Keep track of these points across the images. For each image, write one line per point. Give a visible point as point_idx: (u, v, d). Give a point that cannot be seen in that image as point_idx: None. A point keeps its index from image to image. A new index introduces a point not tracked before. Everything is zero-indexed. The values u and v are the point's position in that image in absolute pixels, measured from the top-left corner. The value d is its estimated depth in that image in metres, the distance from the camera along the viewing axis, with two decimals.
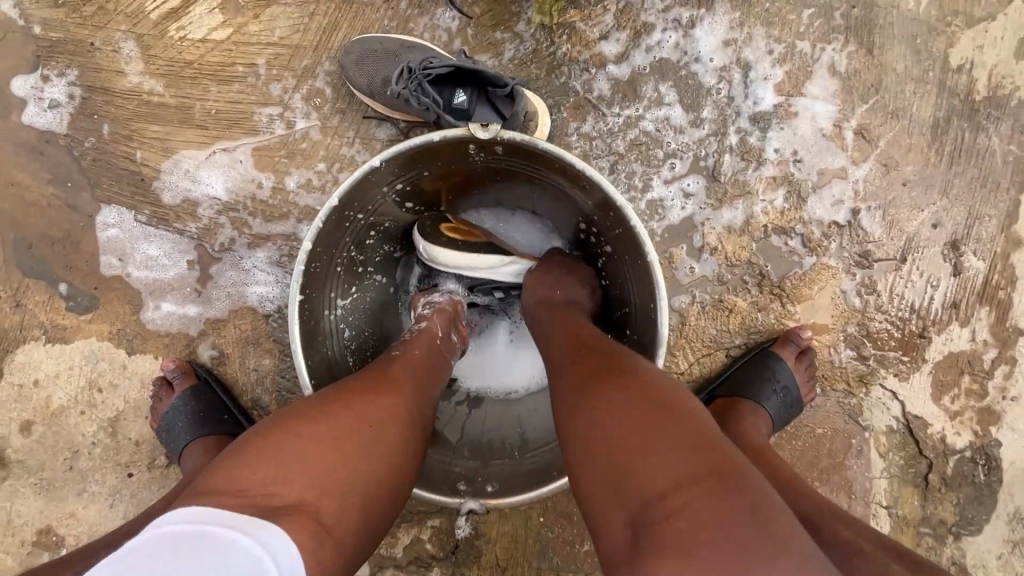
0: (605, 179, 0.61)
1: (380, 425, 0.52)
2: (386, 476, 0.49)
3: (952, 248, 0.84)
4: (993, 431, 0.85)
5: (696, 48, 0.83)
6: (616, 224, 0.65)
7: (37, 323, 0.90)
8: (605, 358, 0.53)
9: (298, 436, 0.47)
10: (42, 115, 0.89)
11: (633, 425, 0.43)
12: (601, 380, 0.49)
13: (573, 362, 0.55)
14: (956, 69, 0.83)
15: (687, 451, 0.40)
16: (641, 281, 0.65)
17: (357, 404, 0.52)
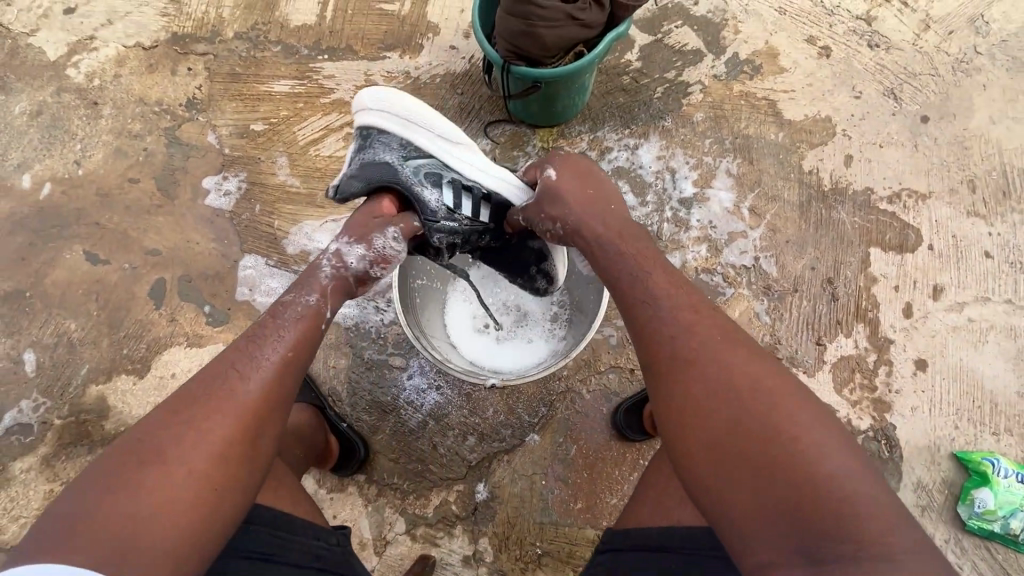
0: None
1: (197, 455, 0.66)
2: (205, 502, 0.65)
3: (828, 282, 1.21)
4: (887, 417, 1.13)
5: (641, 160, 1.31)
6: None
7: (183, 333, 1.27)
8: (711, 347, 0.73)
9: (107, 494, 0.61)
10: (219, 199, 1.37)
11: (754, 404, 0.66)
12: (717, 368, 0.71)
13: (683, 343, 0.75)
14: (809, 172, 1.29)
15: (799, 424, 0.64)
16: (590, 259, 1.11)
17: (179, 448, 0.66)
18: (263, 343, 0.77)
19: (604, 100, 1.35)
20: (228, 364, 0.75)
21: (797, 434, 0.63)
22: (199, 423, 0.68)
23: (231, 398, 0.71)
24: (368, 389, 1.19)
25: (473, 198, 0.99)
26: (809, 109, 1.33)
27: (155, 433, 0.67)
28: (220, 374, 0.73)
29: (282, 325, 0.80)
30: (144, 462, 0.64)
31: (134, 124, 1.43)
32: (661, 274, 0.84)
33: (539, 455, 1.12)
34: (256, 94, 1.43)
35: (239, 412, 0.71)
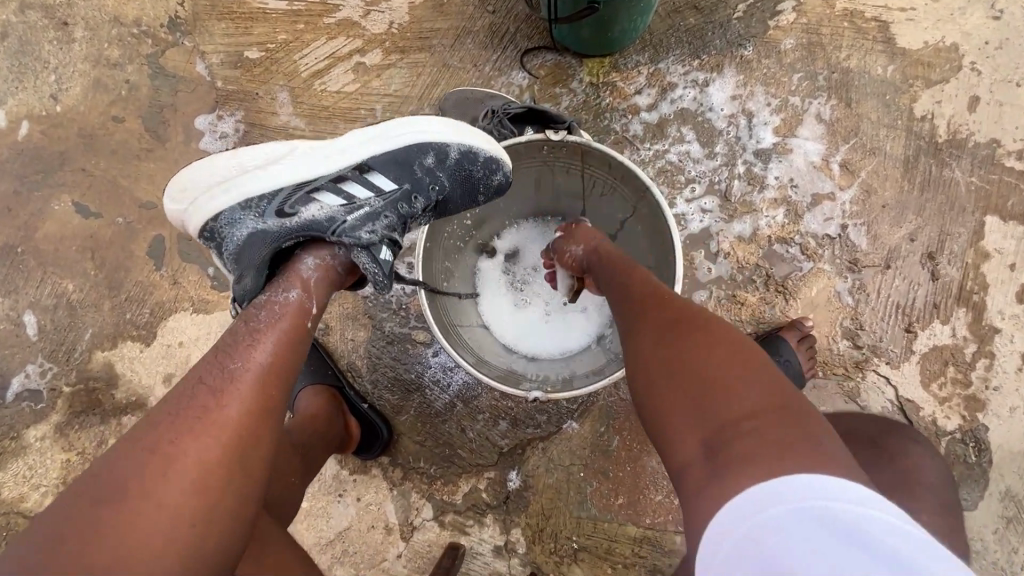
0: (635, 166, 0.81)
1: (174, 493, 0.52)
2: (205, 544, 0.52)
3: (928, 258, 1.02)
4: (979, 417, 0.98)
5: (710, 101, 1.08)
6: (645, 204, 0.84)
7: (188, 297, 1.16)
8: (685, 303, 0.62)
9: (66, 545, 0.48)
10: (215, 143, 1.19)
11: (716, 354, 0.54)
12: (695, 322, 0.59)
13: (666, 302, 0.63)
14: (920, 118, 1.05)
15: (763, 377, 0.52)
16: (664, 245, 0.84)
17: (147, 487, 0.51)
18: (250, 339, 0.61)
19: (669, 21, 1.09)
20: (196, 378, 0.59)
21: (730, 377, 0.52)
22: (166, 449, 0.53)
23: (204, 417, 0.56)
24: (391, 364, 1.08)
25: (341, 181, 0.75)
26: (932, 34, 1.06)
27: (116, 468, 0.52)
28: (189, 390, 0.58)
29: (258, 324, 0.63)
30: (104, 502, 0.50)
31: (111, 50, 1.23)
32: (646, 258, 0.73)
33: (577, 445, 1.02)
34: (249, 13, 1.20)
35: (220, 434, 0.55)
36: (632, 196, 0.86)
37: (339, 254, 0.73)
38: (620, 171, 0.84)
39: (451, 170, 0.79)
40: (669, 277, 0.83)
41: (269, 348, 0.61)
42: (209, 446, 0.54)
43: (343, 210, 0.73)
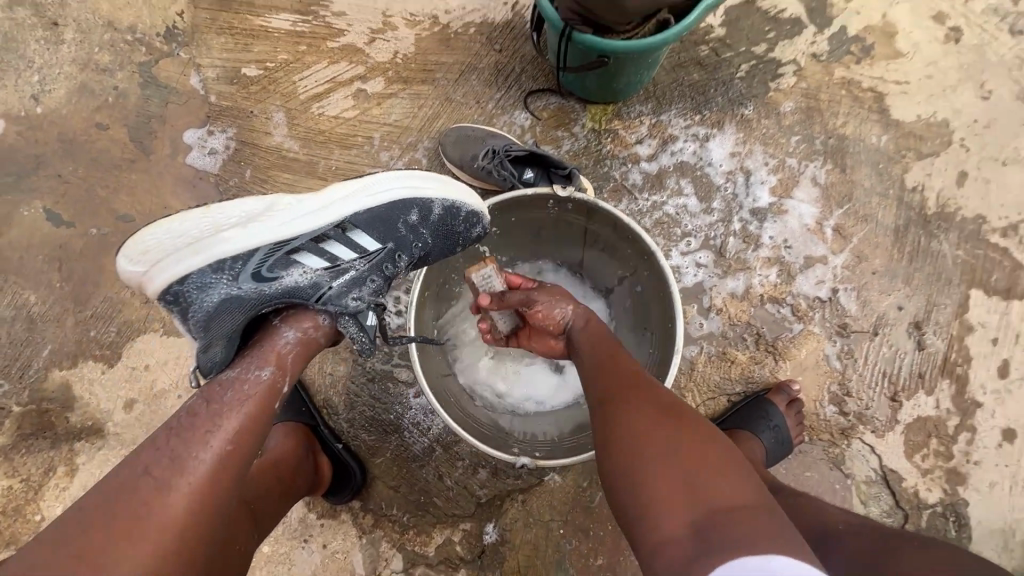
0: (645, 234, 0.80)
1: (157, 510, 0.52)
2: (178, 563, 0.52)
3: (915, 327, 1.03)
4: (960, 491, 0.98)
5: (709, 156, 1.08)
6: (649, 269, 0.84)
7: (160, 317, 1.10)
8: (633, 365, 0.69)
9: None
10: (203, 158, 1.15)
11: (658, 407, 0.61)
12: (636, 379, 0.66)
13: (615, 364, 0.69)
14: (911, 189, 1.07)
15: (693, 421, 0.59)
16: (665, 311, 0.83)
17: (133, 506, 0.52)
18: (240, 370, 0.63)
19: (673, 75, 1.10)
20: (139, 468, 0.54)
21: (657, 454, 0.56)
22: (95, 558, 0.49)
23: (141, 520, 0.51)
24: (370, 403, 1.04)
25: (320, 244, 0.68)
26: (924, 108, 1.09)
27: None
28: (130, 484, 0.53)
29: (219, 407, 0.59)
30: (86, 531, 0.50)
31: (102, 56, 1.19)
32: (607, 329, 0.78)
33: (559, 499, 0.98)
34: (250, 30, 1.17)
35: (158, 539, 0.51)
36: (636, 258, 0.86)
37: (324, 323, 0.70)
38: (624, 232, 0.84)
39: (440, 218, 0.75)
40: (667, 344, 0.83)
41: (228, 435, 0.58)
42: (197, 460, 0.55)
43: (327, 275, 0.69)
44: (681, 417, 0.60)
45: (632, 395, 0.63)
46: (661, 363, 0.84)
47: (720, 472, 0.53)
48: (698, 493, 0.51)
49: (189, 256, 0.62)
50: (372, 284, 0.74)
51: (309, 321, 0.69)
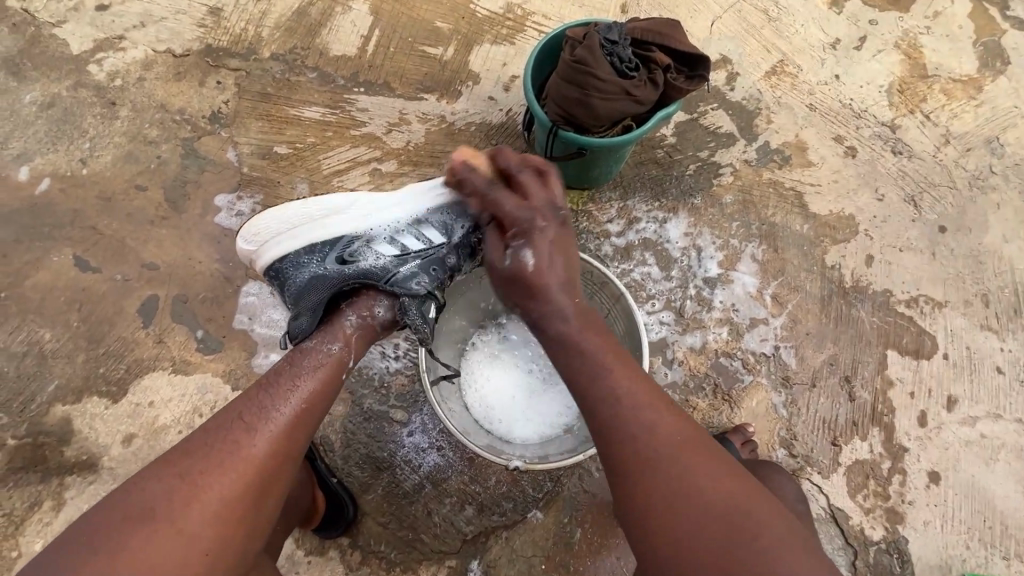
0: (615, 279, 1.01)
1: (223, 474, 0.69)
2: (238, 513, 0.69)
3: (845, 381, 1.21)
4: (899, 529, 1.12)
5: (668, 234, 1.30)
6: (618, 308, 1.02)
7: (169, 357, 1.18)
8: (656, 428, 0.70)
9: (94, 552, 0.61)
10: (229, 218, 1.30)
11: (694, 488, 0.65)
12: (661, 451, 0.68)
13: (633, 434, 0.69)
14: (832, 267, 1.30)
15: (729, 489, 0.65)
16: (631, 342, 1.01)
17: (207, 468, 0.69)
18: (295, 374, 0.80)
19: (636, 170, 1.35)
20: (237, 415, 0.75)
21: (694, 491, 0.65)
22: (197, 480, 0.68)
23: (235, 454, 0.71)
24: (365, 441, 1.10)
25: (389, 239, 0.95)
26: (835, 205, 1.36)
27: (155, 489, 0.67)
28: (228, 426, 0.74)
29: (299, 371, 0.81)
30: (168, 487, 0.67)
31: (150, 130, 1.37)
32: (610, 355, 0.76)
33: (540, 536, 1.05)
34: (285, 117, 1.39)
35: (243, 470, 0.70)
36: (608, 300, 1.04)
37: (381, 309, 0.89)
38: (599, 277, 1.04)
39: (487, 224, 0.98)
40: (636, 372, 0.99)
41: (301, 396, 0.78)
42: (257, 440, 0.73)
43: (395, 262, 0.92)
44: (721, 490, 0.65)
45: (666, 481, 0.66)
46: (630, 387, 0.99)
47: (773, 539, 0.61)
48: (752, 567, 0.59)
49: (295, 239, 0.95)
50: (433, 271, 0.94)
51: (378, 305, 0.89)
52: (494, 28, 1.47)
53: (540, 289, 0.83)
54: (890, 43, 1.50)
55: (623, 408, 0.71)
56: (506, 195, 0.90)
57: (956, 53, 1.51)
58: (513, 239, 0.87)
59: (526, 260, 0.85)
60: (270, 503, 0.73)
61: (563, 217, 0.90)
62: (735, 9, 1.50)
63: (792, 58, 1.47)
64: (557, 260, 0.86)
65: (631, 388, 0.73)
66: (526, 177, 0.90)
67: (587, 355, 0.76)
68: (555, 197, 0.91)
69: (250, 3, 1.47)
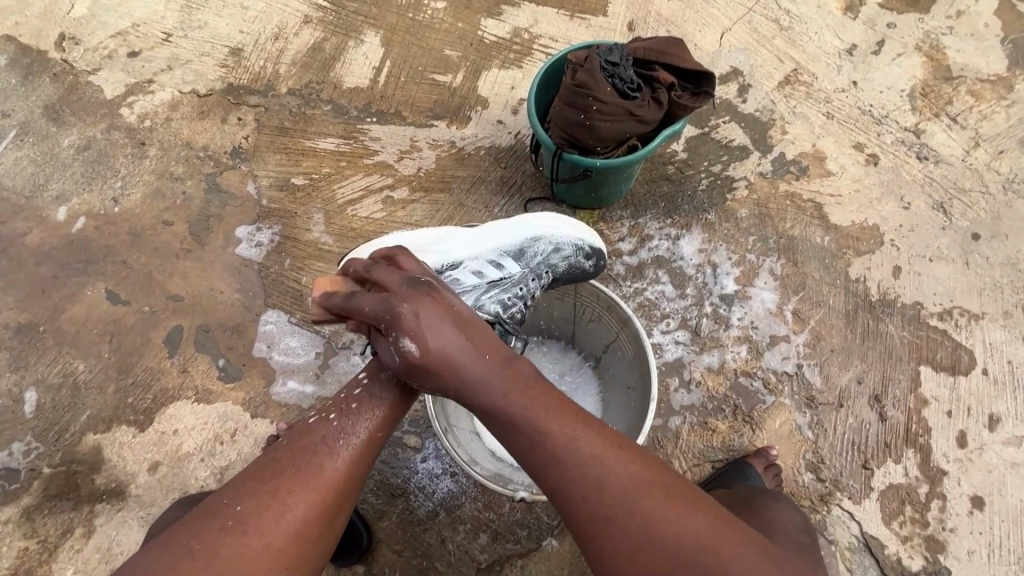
0: (620, 301, 0.99)
1: (303, 494, 0.71)
2: (309, 539, 0.70)
3: (875, 399, 1.15)
4: (941, 559, 1.05)
5: (682, 252, 1.28)
6: (628, 332, 1.00)
7: (193, 386, 1.22)
8: (607, 483, 0.67)
9: (190, 559, 0.64)
10: (249, 248, 1.34)
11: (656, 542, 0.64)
12: (617, 507, 0.66)
13: (587, 492, 0.67)
14: (856, 279, 1.25)
15: (691, 531, 0.64)
16: (639, 365, 0.98)
17: (291, 489, 0.71)
18: (372, 402, 0.82)
19: (647, 187, 1.33)
20: (319, 438, 0.76)
21: (660, 524, 0.64)
22: (283, 497, 0.70)
23: (318, 477, 0.73)
24: (378, 468, 1.10)
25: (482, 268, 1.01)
26: (857, 215, 1.31)
27: (247, 505, 0.69)
28: (312, 446, 0.75)
29: (374, 400, 0.82)
30: (252, 505, 0.69)
31: (176, 167, 1.43)
32: (546, 408, 0.72)
33: (556, 565, 1.03)
34: (301, 149, 1.43)
35: (322, 493, 0.72)
36: (615, 324, 1.02)
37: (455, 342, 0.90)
38: (605, 300, 1.02)
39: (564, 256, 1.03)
40: (643, 397, 0.96)
41: (376, 424, 0.80)
42: (337, 463, 0.75)
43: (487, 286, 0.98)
44: (682, 533, 0.64)
45: (636, 534, 0.64)
46: (638, 411, 0.96)
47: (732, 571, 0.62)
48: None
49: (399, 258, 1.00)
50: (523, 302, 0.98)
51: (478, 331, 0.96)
52: (502, 53, 1.49)
53: (450, 371, 0.74)
54: (910, 46, 1.45)
55: (572, 459, 0.69)
56: (365, 296, 0.80)
57: (982, 53, 1.45)
58: (389, 332, 0.76)
59: (408, 348, 0.74)
60: (338, 532, 0.74)
61: (427, 282, 0.82)
62: (744, 20, 1.49)
63: (806, 67, 1.44)
64: (448, 330, 0.75)
65: (575, 442, 0.69)
66: (380, 265, 0.85)
67: (520, 415, 0.71)
68: (408, 270, 0.84)
69: (269, 42, 1.54)
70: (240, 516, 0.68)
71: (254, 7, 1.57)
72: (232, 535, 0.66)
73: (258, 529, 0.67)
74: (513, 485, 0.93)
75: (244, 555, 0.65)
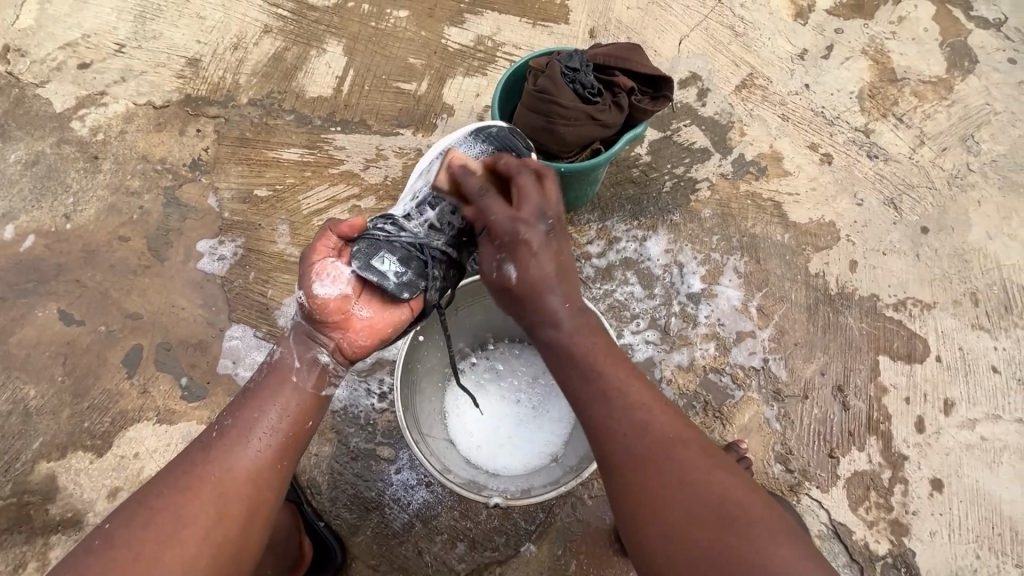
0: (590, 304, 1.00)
1: (176, 495, 0.69)
2: (191, 535, 0.67)
3: (838, 390, 1.19)
4: (905, 541, 1.09)
5: (649, 253, 1.30)
6: None
7: (155, 407, 1.17)
8: (648, 427, 0.67)
9: None
10: (211, 262, 1.31)
11: (694, 485, 0.63)
12: (656, 450, 0.66)
13: (629, 428, 0.67)
14: (816, 274, 1.29)
15: (725, 487, 0.63)
16: None
17: (161, 494, 0.69)
18: (259, 396, 0.79)
19: (613, 191, 1.35)
20: (199, 441, 0.75)
21: (692, 480, 0.63)
22: (154, 504, 0.68)
23: (191, 476, 0.71)
24: (351, 481, 1.08)
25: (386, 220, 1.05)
26: (814, 213, 1.35)
27: (116, 520, 0.67)
28: (189, 452, 0.74)
29: (263, 392, 0.80)
30: (122, 519, 0.67)
31: (133, 181, 1.39)
32: (603, 355, 0.73)
33: (535, 570, 1.03)
34: (264, 160, 1.40)
35: (199, 489, 0.70)
36: None
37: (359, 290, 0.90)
38: None
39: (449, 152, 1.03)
40: None
41: (264, 413, 0.77)
42: (213, 459, 0.72)
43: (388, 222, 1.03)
44: (721, 488, 0.63)
45: (661, 475, 0.64)
46: None
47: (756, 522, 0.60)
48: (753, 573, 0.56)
49: None
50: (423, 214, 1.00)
51: (332, 240, 0.91)
52: (466, 61, 1.50)
53: (533, 296, 0.75)
54: (857, 50, 1.52)
55: (619, 402, 0.69)
56: (496, 202, 0.80)
57: (923, 55, 1.52)
58: (500, 252, 0.78)
59: (509, 273, 0.77)
60: (238, 524, 0.70)
61: (553, 225, 0.78)
62: (701, 27, 1.53)
63: (761, 71, 1.49)
64: (549, 269, 0.76)
65: (627, 386, 0.71)
66: (525, 177, 0.81)
67: (582, 354, 0.73)
68: (551, 197, 0.80)
69: (227, 52, 1.51)
70: (111, 529, 0.67)
71: (212, 16, 1.54)
72: (102, 549, 0.65)
73: (129, 537, 0.66)
74: (487, 491, 0.92)
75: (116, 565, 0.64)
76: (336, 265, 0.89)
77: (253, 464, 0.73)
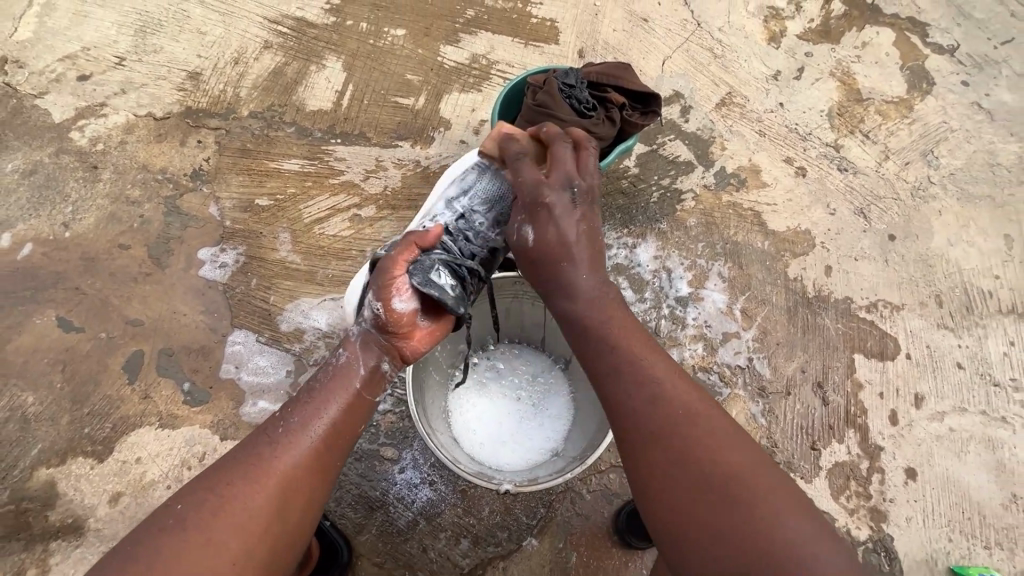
0: None
1: (243, 487, 0.72)
2: (256, 528, 0.70)
3: (818, 386, 1.26)
4: (884, 527, 1.16)
5: (639, 259, 1.37)
6: None
7: (156, 412, 1.18)
8: (668, 401, 0.77)
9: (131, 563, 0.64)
10: (213, 269, 1.33)
11: (715, 457, 0.71)
12: (675, 424, 0.74)
13: (650, 402, 0.77)
14: (794, 278, 1.37)
15: (741, 462, 0.70)
16: None
17: (230, 484, 0.72)
18: (322, 396, 0.82)
19: (604, 201, 1.43)
20: (261, 433, 0.78)
21: (710, 454, 0.71)
22: (224, 493, 0.71)
23: (258, 470, 0.74)
24: (356, 482, 1.10)
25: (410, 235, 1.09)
26: (791, 221, 1.44)
27: (187, 505, 0.70)
28: (253, 443, 0.77)
29: (323, 391, 0.83)
30: (192, 504, 0.70)
31: (133, 191, 1.40)
32: (625, 334, 0.84)
33: (537, 563, 1.06)
34: (265, 170, 1.44)
35: (265, 483, 0.73)
36: None
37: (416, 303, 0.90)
38: None
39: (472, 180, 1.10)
40: None
41: (324, 413, 0.80)
42: (278, 454, 0.75)
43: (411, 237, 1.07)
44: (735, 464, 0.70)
45: (679, 444, 0.73)
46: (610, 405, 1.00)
47: (774, 502, 0.66)
48: (775, 560, 0.62)
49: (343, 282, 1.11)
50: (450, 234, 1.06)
51: (412, 253, 0.93)
52: (462, 78, 1.56)
53: (555, 259, 0.91)
54: (826, 72, 1.64)
55: (640, 379, 0.79)
56: (530, 168, 0.97)
57: (885, 77, 1.65)
58: (523, 213, 0.96)
59: (528, 236, 0.94)
60: (296, 520, 0.74)
61: (578, 191, 0.94)
62: (682, 49, 1.63)
63: (738, 90, 1.59)
64: (577, 230, 0.92)
65: (651, 365, 0.81)
66: (565, 145, 0.96)
67: (603, 330, 0.85)
68: (585, 166, 0.96)
69: (228, 66, 1.55)
70: (181, 512, 0.69)
71: (212, 32, 1.58)
72: (174, 532, 0.67)
73: (200, 523, 0.68)
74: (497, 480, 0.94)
75: (190, 550, 0.66)
76: (409, 280, 0.90)
77: (314, 464, 0.77)
